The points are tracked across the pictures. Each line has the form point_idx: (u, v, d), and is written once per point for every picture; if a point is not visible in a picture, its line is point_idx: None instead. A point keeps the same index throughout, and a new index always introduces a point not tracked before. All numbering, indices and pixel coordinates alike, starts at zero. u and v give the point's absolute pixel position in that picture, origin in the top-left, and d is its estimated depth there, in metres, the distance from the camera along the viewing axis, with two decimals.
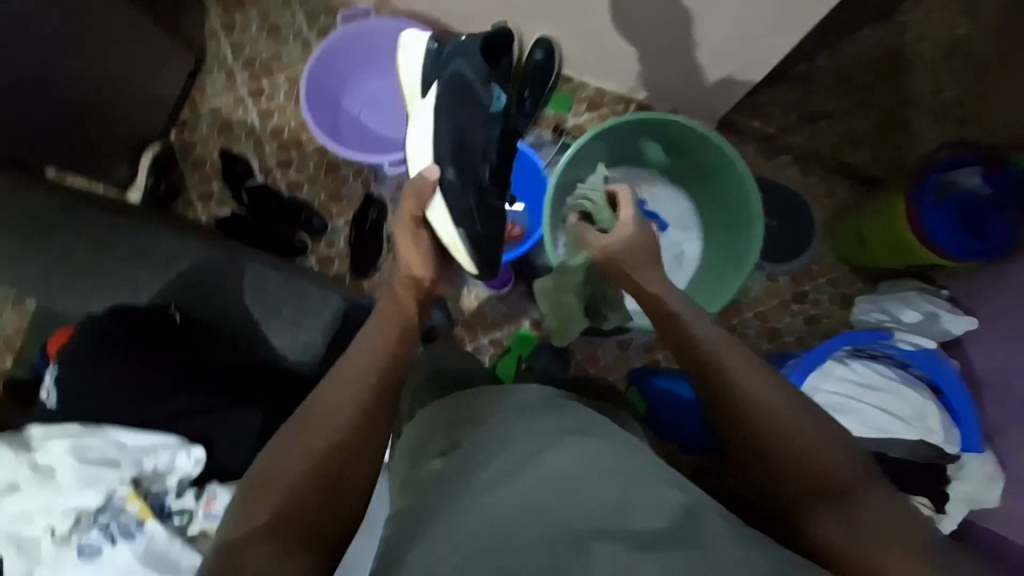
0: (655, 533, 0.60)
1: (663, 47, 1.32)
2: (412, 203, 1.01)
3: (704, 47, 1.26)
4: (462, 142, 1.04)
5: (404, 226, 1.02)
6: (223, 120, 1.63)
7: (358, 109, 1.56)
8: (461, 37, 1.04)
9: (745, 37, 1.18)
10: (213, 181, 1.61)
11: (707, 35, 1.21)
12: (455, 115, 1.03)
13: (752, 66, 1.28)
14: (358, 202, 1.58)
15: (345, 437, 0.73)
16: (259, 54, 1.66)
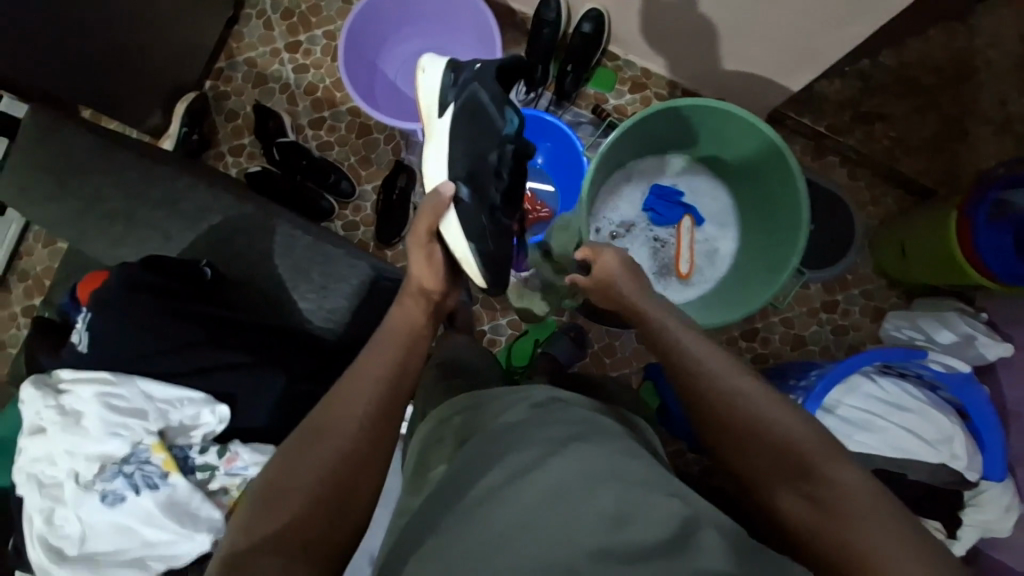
0: (652, 543, 0.58)
1: (722, 30, 1.25)
2: (427, 219, 0.96)
3: (766, 33, 1.18)
4: (477, 164, 0.97)
5: (418, 240, 0.98)
6: (257, 72, 1.60)
7: (394, 72, 1.52)
8: (476, 63, 0.99)
9: (815, 25, 1.11)
10: (244, 135, 1.59)
11: (772, 20, 1.14)
12: (472, 137, 0.97)
13: (815, 58, 1.20)
14: (387, 168, 1.55)
15: (349, 450, 0.73)
16: (298, 6, 1.61)
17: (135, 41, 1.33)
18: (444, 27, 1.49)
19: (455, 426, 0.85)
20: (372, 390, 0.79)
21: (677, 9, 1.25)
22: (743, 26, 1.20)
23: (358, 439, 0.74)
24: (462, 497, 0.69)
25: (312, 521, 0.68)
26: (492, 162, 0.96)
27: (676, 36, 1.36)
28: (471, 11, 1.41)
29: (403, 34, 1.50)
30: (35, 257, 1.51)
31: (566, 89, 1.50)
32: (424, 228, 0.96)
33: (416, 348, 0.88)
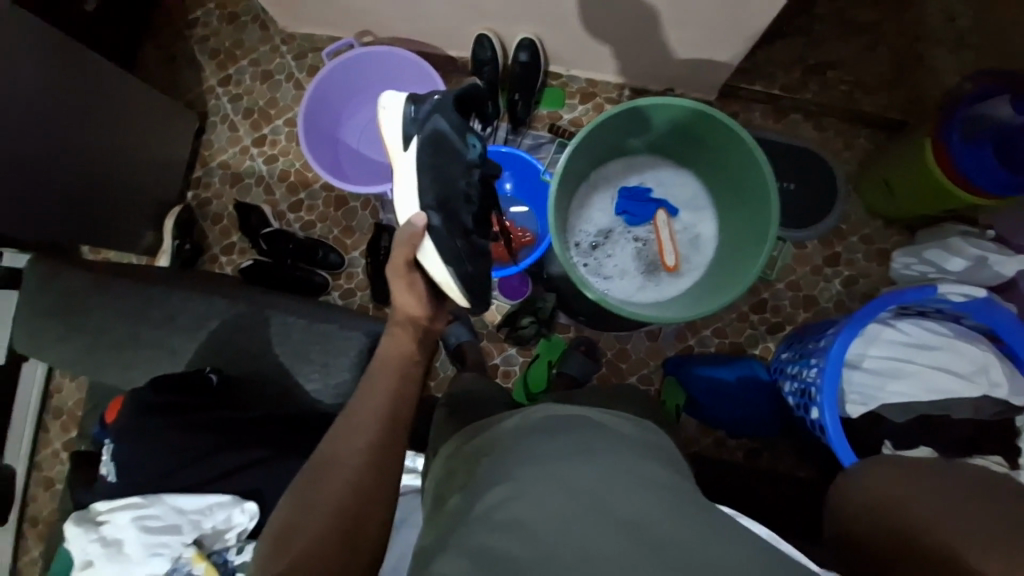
0: (677, 542, 0.60)
1: (650, 25, 1.29)
2: (404, 249, 0.97)
3: (692, 17, 1.22)
4: (446, 192, 1.00)
5: (396, 268, 0.99)
6: (231, 172, 1.69)
7: (356, 141, 1.59)
8: (434, 95, 1.04)
9: (735, 1, 1.14)
10: (232, 233, 1.67)
11: (693, 5, 1.18)
12: (437, 166, 1.00)
13: (746, 29, 1.23)
14: (369, 232, 1.61)
15: (353, 483, 0.78)
16: (257, 102, 1.71)
17: (115, 172, 1.43)
18: (390, 86, 1.55)
19: (465, 459, 0.85)
20: (373, 422, 0.85)
21: (602, 16, 1.29)
22: (668, 16, 1.24)
23: (363, 470, 0.80)
24: (464, 519, 0.69)
25: (325, 554, 0.71)
26: (461, 188, 1.01)
27: (610, 42, 1.41)
28: (413, 69, 1.48)
29: (356, 103, 1.57)
30: (65, 392, 1.58)
31: (518, 115, 1.55)
32: (402, 257, 0.97)
33: (410, 377, 0.93)
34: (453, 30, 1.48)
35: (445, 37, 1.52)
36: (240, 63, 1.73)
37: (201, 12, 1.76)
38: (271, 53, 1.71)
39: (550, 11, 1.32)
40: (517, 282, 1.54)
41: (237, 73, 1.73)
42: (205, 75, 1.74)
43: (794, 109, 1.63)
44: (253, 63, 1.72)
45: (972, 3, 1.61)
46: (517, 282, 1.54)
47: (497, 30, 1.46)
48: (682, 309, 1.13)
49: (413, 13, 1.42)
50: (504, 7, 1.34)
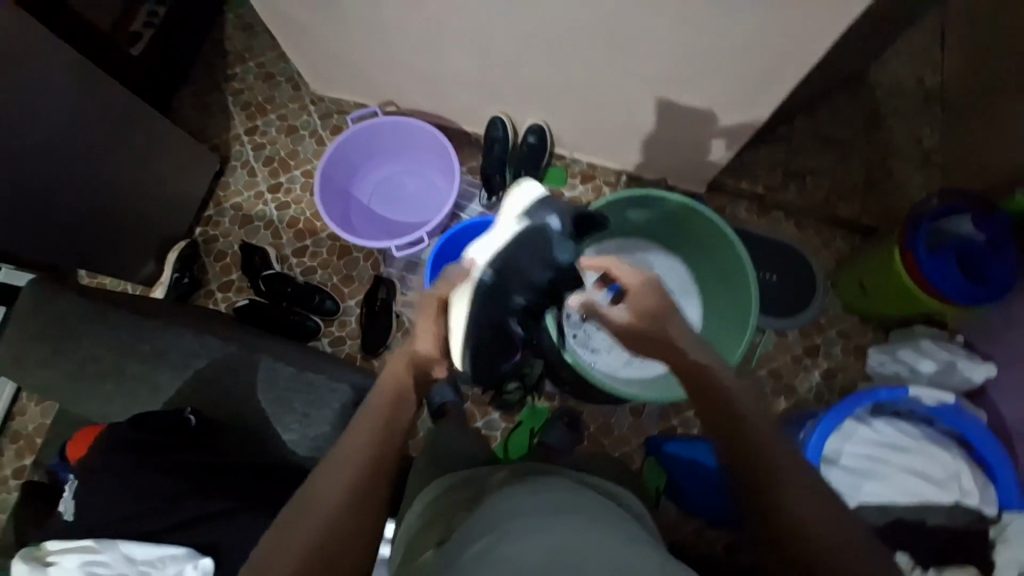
0: None
1: (646, 124, 1.42)
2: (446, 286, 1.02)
3: (684, 121, 1.36)
4: (522, 277, 1.02)
5: (427, 300, 1.03)
6: (243, 213, 1.76)
7: (367, 199, 1.68)
8: (567, 200, 1.06)
9: (722, 112, 1.27)
10: (232, 271, 1.70)
11: (685, 111, 1.31)
12: (528, 251, 1.01)
13: (732, 136, 1.36)
14: (368, 283, 1.66)
15: (325, 535, 0.77)
16: (279, 152, 1.82)
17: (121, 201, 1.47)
18: (405, 151, 1.67)
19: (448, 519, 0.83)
20: (357, 463, 0.83)
21: (604, 112, 1.43)
22: (663, 118, 1.37)
23: (337, 517, 0.78)
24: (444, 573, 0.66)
25: None
26: (536, 281, 1.03)
27: (610, 134, 1.54)
28: (429, 140, 1.60)
29: (372, 165, 1.68)
30: (27, 415, 1.52)
31: None
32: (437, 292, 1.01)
33: (399, 421, 0.90)
34: (468, 110, 1.62)
35: (461, 114, 1.65)
36: (268, 116, 1.86)
37: (240, 69, 1.91)
38: (298, 111, 1.85)
39: (557, 103, 1.46)
40: None
41: (264, 124, 1.85)
42: (234, 123, 1.86)
43: (778, 207, 1.76)
44: (281, 117, 1.85)
45: (932, 130, 1.81)
46: None
47: (511, 115, 1.60)
48: (669, 390, 1.16)
49: (434, 90, 1.56)
50: (516, 96, 1.48)
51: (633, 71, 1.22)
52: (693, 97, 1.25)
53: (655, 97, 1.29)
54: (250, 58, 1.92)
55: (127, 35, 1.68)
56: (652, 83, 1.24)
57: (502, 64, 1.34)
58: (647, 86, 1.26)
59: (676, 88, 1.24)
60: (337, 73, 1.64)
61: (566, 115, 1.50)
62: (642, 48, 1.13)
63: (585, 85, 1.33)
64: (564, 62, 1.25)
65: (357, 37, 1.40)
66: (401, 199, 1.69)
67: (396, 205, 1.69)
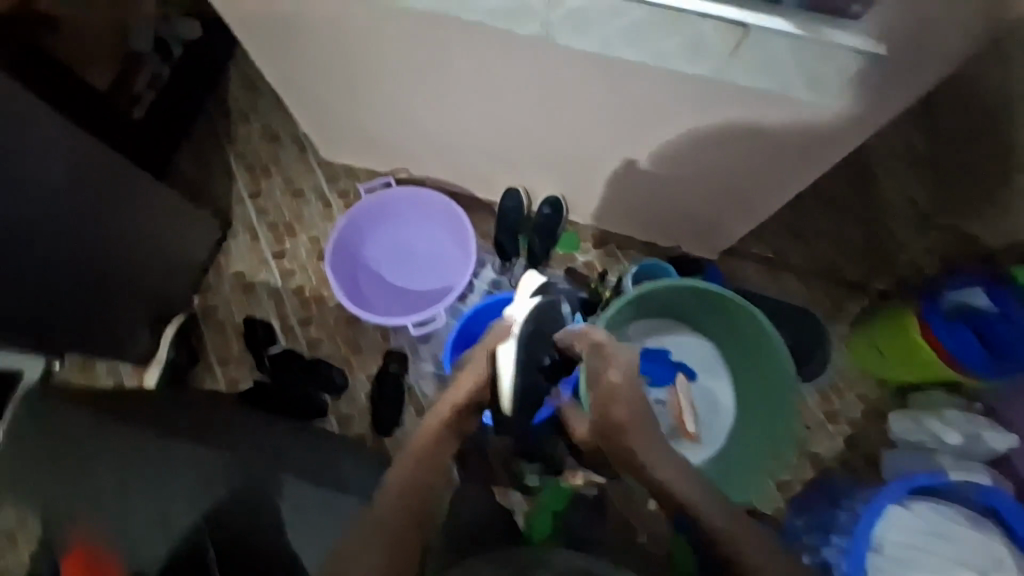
0: None
1: (668, 199, 1.42)
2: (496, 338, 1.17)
3: (706, 198, 1.37)
4: (549, 337, 1.15)
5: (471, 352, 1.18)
6: (245, 281, 1.67)
7: (376, 264, 1.62)
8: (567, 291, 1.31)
9: (746, 189, 1.27)
10: (234, 344, 1.61)
11: (710, 191, 1.32)
12: (551, 315, 1.16)
13: (753, 211, 1.37)
14: (379, 354, 1.59)
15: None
16: (283, 216, 1.75)
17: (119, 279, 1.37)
18: (419, 219, 1.63)
19: None
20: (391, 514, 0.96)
21: (626, 188, 1.43)
22: (685, 195, 1.38)
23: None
24: None
25: None
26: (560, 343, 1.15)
27: (628, 206, 1.53)
28: (443, 208, 1.57)
29: (385, 233, 1.62)
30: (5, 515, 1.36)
31: (536, 254, 1.63)
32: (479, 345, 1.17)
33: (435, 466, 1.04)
34: (485, 178, 1.59)
35: (476, 181, 1.63)
36: (272, 179, 1.79)
37: (244, 128, 1.85)
38: (304, 173, 1.80)
39: (579, 177, 1.45)
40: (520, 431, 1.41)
41: (267, 187, 1.79)
42: (236, 185, 1.79)
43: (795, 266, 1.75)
44: (286, 179, 1.79)
45: None
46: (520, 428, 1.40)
47: (526, 185, 1.58)
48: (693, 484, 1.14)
49: (453, 160, 1.53)
50: (536, 169, 1.47)
51: (664, 156, 1.22)
52: (717, 180, 1.26)
53: (681, 177, 1.29)
54: (254, 118, 1.86)
55: (128, 98, 1.60)
56: (680, 167, 1.25)
57: (529, 141, 1.33)
58: (676, 170, 1.26)
59: (702, 172, 1.25)
60: (350, 140, 1.60)
61: (585, 187, 1.49)
62: (676, 139, 1.15)
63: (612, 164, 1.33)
64: (595, 143, 1.25)
65: (382, 112, 1.38)
66: (414, 268, 1.63)
67: (408, 274, 1.63)
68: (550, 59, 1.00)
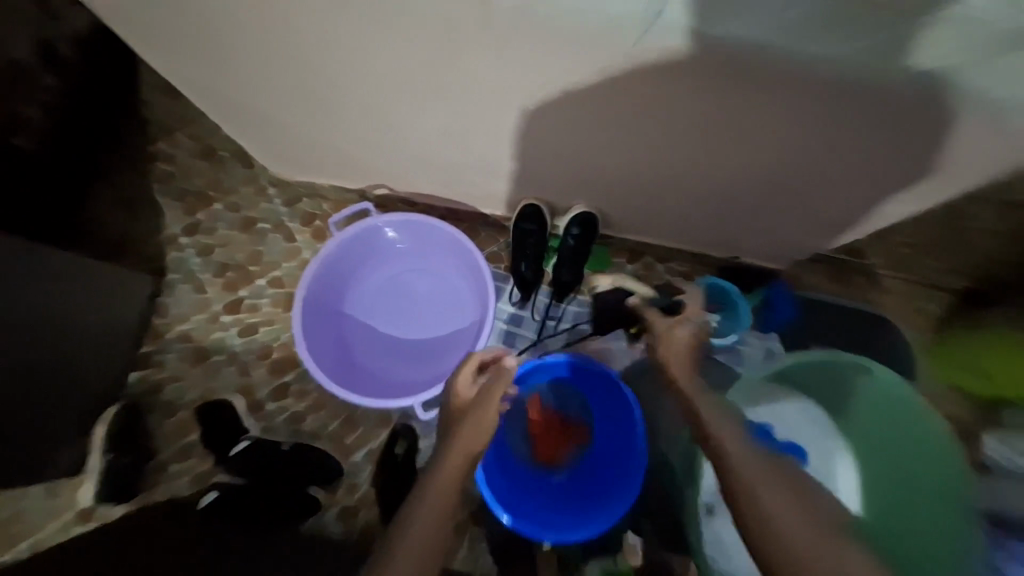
0: None
1: (753, 216, 1.07)
2: (482, 355, 1.07)
3: (807, 212, 1.02)
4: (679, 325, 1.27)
5: (460, 383, 1.03)
6: (195, 347, 1.27)
7: (363, 315, 1.23)
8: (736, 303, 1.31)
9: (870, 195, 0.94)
10: (189, 435, 1.22)
11: (818, 206, 0.99)
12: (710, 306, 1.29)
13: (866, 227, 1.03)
14: (380, 427, 1.24)
15: None
16: (236, 257, 1.31)
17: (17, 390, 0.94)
18: (413, 250, 1.24)
19: None
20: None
21: (697, 206, 1.08)
22: (778, 216, 1.03)
23: None
24: None
25: None
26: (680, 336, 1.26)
27: (690, 219, 1.18)
28: (445, 237, 1.18)
29: (370, 274, 1.23)
30: None
31: (564, 281, 1.27)
32: (468, 369, 1.04)
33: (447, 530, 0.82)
34: (498, 193, 1.20)
35: (486, 201, 1.24)
36: (214, 207, 1.34)
37: (167, 144, 1.40)
38: (254, 195, 1.34)
39: (630, 193, 1.09)
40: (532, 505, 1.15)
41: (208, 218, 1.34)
42: (168, 219, 1.35)
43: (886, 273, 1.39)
44: (230, 205, 1.34)
45: None
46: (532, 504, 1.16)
47: (544, 200, 1.22)
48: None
49: (457, 180, 1.14)
50: (570, 180, 1.10)
51: (777, 173, 0.87)
52: (839, 188, 0.93)
53: (788, 190, 0.95)
54: (180, 130, 1.40)
55: (9, 119, 1.03)
56: (794, 182, 0.90)
57: (569, 163, 0.96)
58: (788, 186, 0.92)
59: (820, 188, 0.91)
60: (312, 152, 1.17)
61: (635, 200, 1.14)
62: (812, 141, 0.79)
63: (692, 185, 0.97)
64: (674, 155, 0.88)
65: (367, 124, 0.98)
66: (414, 314, 1.24)
67: (406, 322, 1.24)
68: (648, 46, 0.62)
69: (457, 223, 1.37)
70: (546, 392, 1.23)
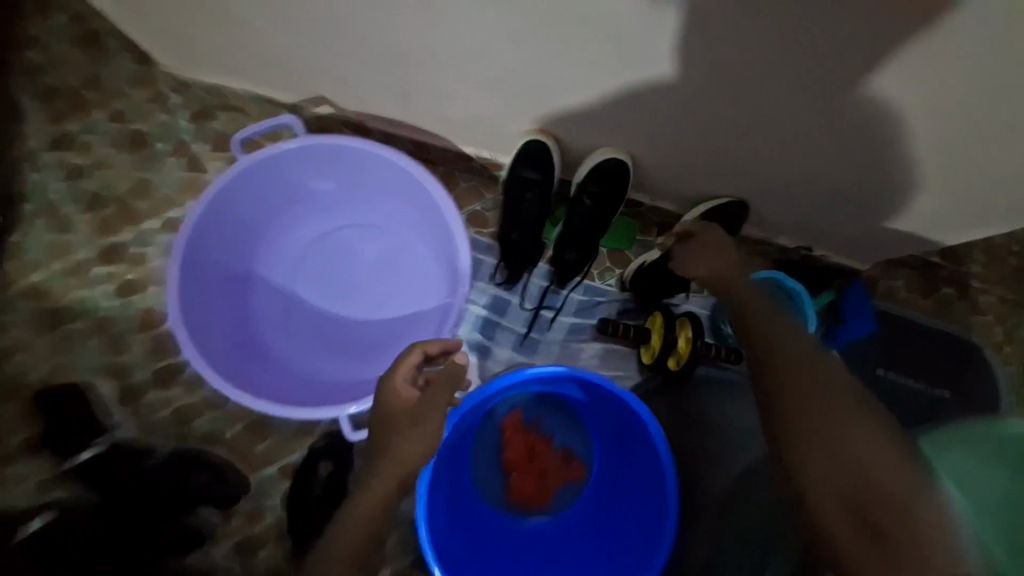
0: None
1: (864, 165, 0.72)
2: (431, 344, 0.70)
3: (943, 163, 0.68)
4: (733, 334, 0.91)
5: (397, 382, 0.68)
6: (50, 307, 0.92)
7: (285, 281, 0.90)
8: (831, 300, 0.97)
9: None
10: (32, 423, 0.88)
11: (959, 153, 0.66)
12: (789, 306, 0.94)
13: (981, 195, 0.73)
14: (298, 437, 0.90)
15: None
16: (119, 188, 0.97)
17: None
18: (352, 196, 0.89)
19: None
20: None
21: (776, 147, 0.73)
22: (905, 155, 0.68)
23: None
24: None
25: None
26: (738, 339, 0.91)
27: (760, 178, 0.81)
28: (404, 182, 0.82)
29: (286, 223, 0.89)
30: None
31: (567, 261, 0.92)
32: (407, 363, 0.69)
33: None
34: (479, 114, 0.84)
35: (463, 124, 0.87)
36: (93, 115, 0.98)
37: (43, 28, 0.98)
38: (150, 105, 0.99)
39: (670, 127, 0.74)
40: (484, 550, 0.84)
41: (84, 130, 0.98)
42: (26, 134, 0.96)
43: (983, 289, 0.99)
44: (113, 116, 0.98)
45: None
46: (485, 550, 0.84)
47: (553, 133, 0.85)
48: None
49: (419, 77, 0.79)
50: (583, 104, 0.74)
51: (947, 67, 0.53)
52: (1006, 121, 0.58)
53: (928, 122, 0.61)
54: None
55: None
56: (963, 92, 0.56)
57: (605, 43, 0.61)
58: (940, 103, 0.58)
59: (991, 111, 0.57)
60: (216, 27, 0.81)
61: (673, 143, 0.79)
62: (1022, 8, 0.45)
63: (784, 94, 0.63)
64: (780, 31, 0.53)
65: None
66: (348, 284, 0.91)
67: (336, 294, 0.91)
68: None
69: (428, 164, 1.00)
70: (529, 412, 0.90)
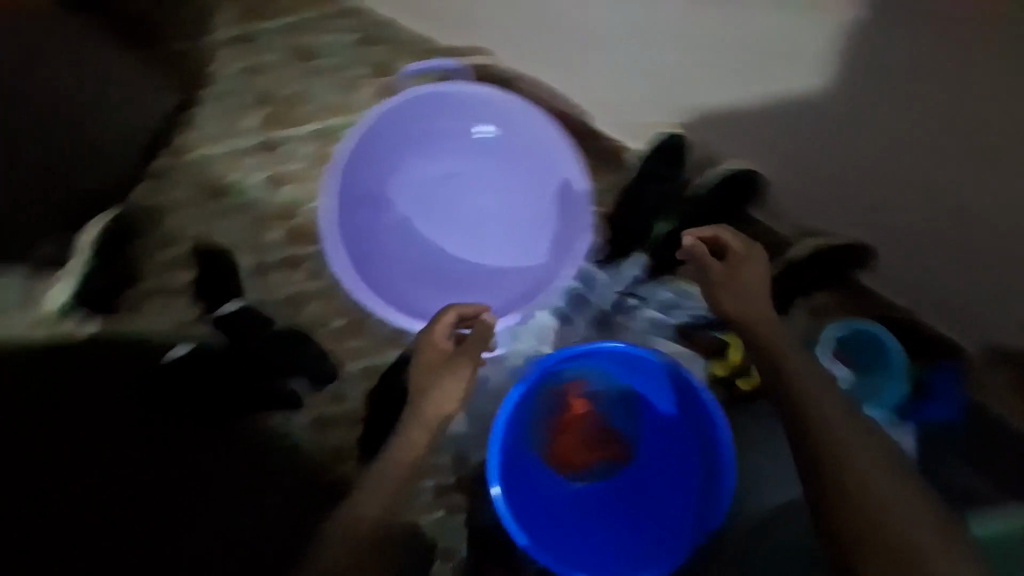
0: None
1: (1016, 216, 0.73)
2: (464, 307, 0.83)
3: None
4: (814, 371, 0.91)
5: (434, 337, 0.82)
6: (210, 181, 1.05)
7: (407, 206, 0.96)
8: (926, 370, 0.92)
9: None
10: (180, 273, 1.03)
11: None
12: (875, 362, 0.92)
13: None
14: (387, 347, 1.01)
15: None
16: (286, 90, 1.06)
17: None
18: (487, 146, 0.95)
19: None
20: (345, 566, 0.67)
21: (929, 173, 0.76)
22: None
23: None
24: None
25: None
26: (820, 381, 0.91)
27: (886, 217, 0.85)
28: (541, 143, 0.91)
29: (422, 156, 0.96)
30: None
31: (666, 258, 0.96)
32: (442, 323, 0.82)
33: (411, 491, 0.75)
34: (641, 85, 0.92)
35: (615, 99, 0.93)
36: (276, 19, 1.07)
37: None
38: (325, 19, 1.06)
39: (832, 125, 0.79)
40: (527, 496, 0.89)
41: (266, 31, 1.07)
42: (215, 25, 1.07)
43: None
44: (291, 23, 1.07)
45: None
46: (528, 496, 0.89)
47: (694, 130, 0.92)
48: None
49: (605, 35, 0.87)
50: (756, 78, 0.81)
51: None
52: None
53: None
54: None
55: None
56: None
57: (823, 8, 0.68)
58: None
59: None
60: None
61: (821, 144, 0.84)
62: None
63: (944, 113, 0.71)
64: None
65: None
66: (461, 224, 0.96)
67: (443, 233, 0.96)
68: None
69: None
70: (594, 386, 0.95)
